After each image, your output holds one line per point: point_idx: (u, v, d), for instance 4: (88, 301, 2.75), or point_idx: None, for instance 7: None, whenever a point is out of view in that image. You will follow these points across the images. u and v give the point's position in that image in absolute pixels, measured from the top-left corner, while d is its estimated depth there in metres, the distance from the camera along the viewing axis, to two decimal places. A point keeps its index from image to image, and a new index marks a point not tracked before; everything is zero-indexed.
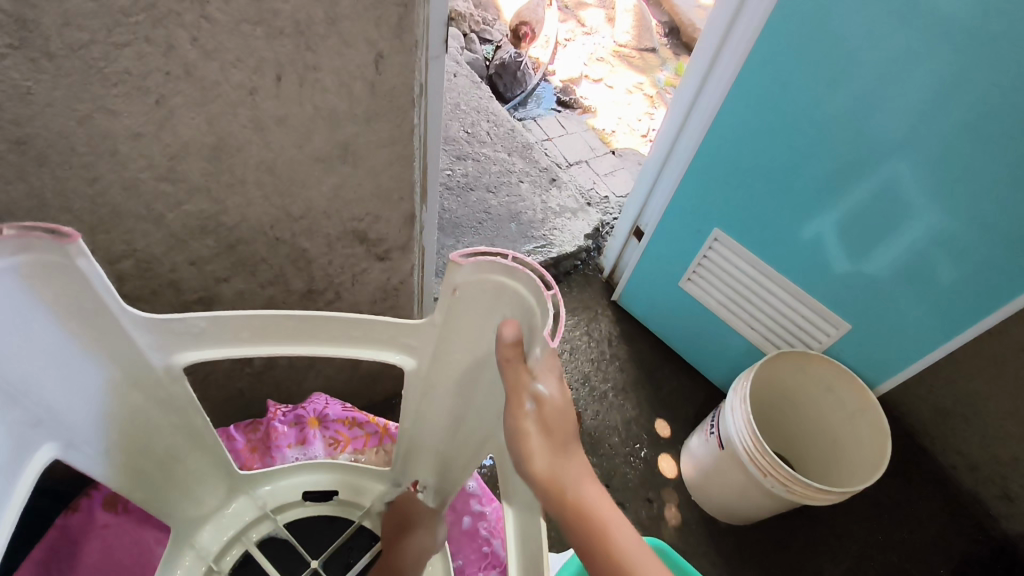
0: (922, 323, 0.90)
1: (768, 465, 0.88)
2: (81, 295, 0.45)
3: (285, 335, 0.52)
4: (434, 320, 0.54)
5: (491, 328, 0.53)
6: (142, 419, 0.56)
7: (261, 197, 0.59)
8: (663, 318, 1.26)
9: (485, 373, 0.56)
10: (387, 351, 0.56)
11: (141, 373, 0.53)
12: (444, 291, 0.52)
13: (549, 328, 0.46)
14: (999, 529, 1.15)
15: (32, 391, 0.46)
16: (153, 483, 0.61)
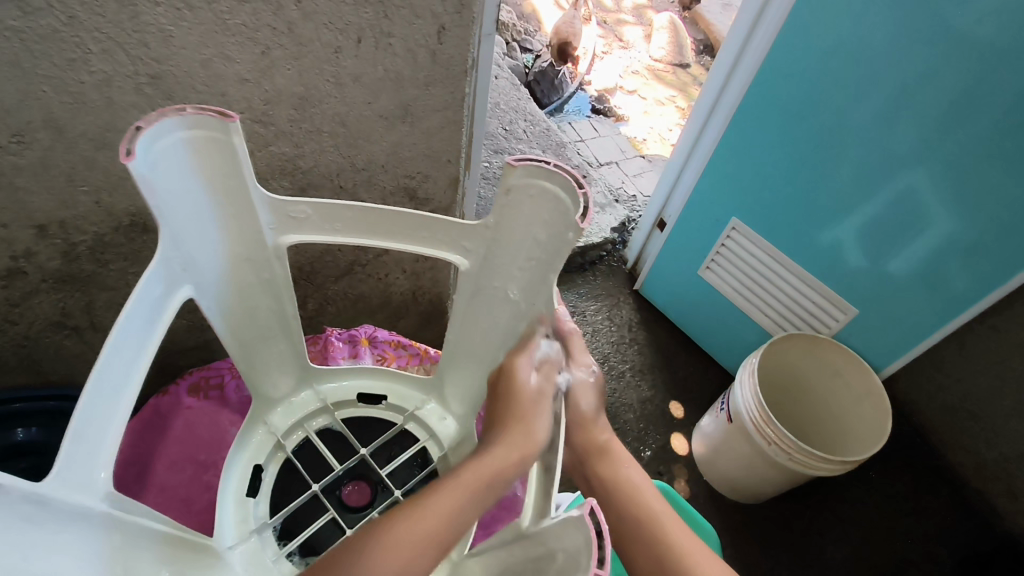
0: (920, 313, 0.96)
1: (771, 432, 0.95)
2: (228, 172, 0.48)
3: (367, 229, 0.53)
4: (486, 224, 0.54)
5: (537, 237, 0.52)
6: (247, 301, 0.58)
7: (333, 147, 0.69)
8: (682, 306, 1.33)
9: (535, 285, 0.55)
10: (446, 252, 0.56)
11: (256, 254, 0.55)
12: (498, 193, 0.51)
13: (583, 218, 0.46)
14: (1002, 526, 1.19)
15: (179, 248, 0.48)
16: (241, 362, 0.61)
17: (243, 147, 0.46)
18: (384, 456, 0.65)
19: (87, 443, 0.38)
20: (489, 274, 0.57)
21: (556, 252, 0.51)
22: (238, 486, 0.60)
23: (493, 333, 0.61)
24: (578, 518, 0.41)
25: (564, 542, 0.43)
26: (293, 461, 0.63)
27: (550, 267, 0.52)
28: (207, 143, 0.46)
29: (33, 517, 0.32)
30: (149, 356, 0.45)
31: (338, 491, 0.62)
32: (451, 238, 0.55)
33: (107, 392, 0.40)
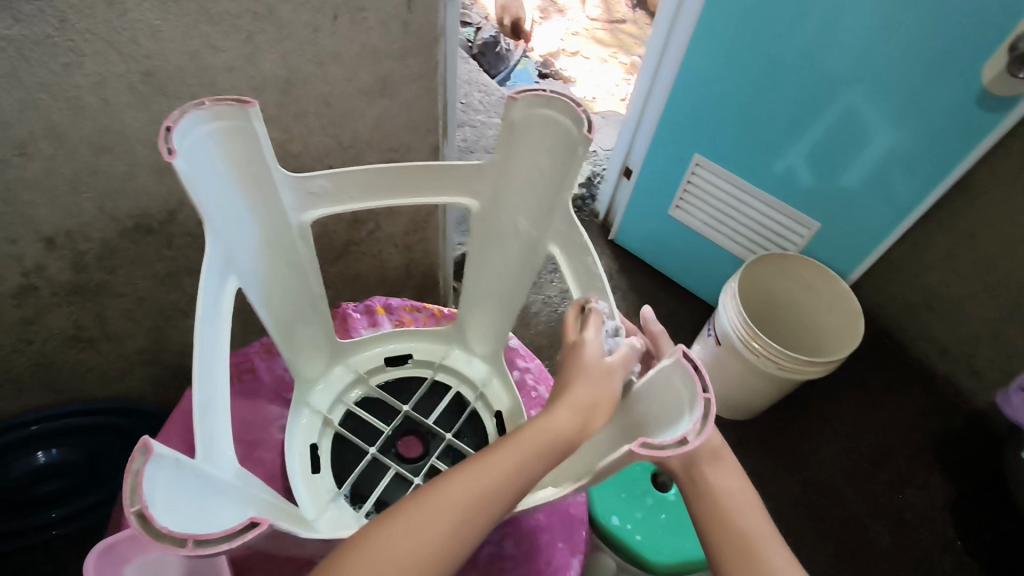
0: (874, 221, 1.04)
1: (759, 345, 1.02)
2: (250, 159, 0.49)
3: (388, 188, 0.55)
4: (491, 161, 0.57)
5: (541, 167, 0.56)
6: (280, 286, 0.59)
7: (319, 127, 0.71)
8: (657, 248, 1.39)
9: (541, 216, 0.59)
10: (457, 196, 0.60)
11: (281, 238, 0.56)
12: (502, 129, 0.55)
13: (588, 129, 0.49)
14: (970, 405, 1.30)
15: (222, 243, 0.48)
16: (286, 353, 0.62)
17: (265, 130, 0.47)
18: (426, 408, 0.68)
19: (208, 423, 0.41)
20: (500, 211, 0.61)
21: (562, 172, 0.54)
22: (301, 463, 0.61)
23: (507, 270, 0.66)
24: (673, 363, 0.46)
25: (667, 396, 0.47)
26: (343, 431, 0.65)
27: (559, 188, 0.55)
28: (229, 135, 0.46)
29: (205, 487, 0.38)
30: (226, 350, 0.46)
31: (394, 448, 0.64)
32: (462, 181, 0.58)
33: (207, 387, 0.42)
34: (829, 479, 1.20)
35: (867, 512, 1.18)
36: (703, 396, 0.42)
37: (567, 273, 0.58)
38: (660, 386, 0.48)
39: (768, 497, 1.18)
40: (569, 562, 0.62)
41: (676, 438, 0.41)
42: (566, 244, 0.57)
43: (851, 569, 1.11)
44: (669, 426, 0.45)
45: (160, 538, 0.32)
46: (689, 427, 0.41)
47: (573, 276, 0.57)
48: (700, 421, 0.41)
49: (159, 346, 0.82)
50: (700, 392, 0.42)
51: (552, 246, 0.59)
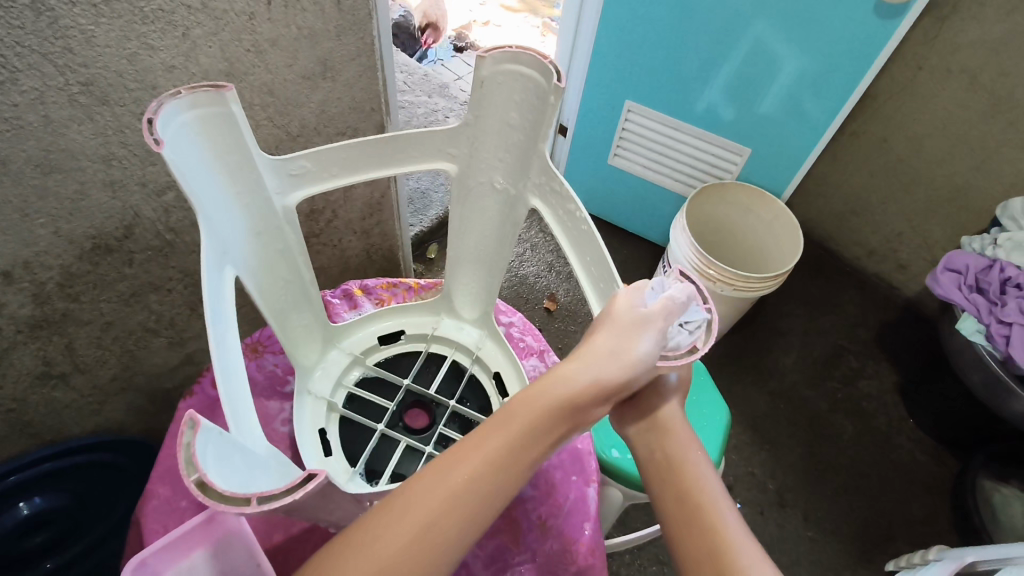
0: (798, 141, 1.10)
1: (714, 271, 1.08)
2: (231, 147, 0.47)
3: (368, 161, 0.55)
4: (465, 122, 0.56)
5: (510, 121, 0.56)
6: (275, 276, 0.57)
7: (266, 119, 0.70)
8: (603, 198, 1.43)
9: (518, 170, 0.59)
10: (433, 160, 0.59)
11: (267, 226, 0.54)
12: (472, 88, 0.54)
13: (557, 79, 0.49)
14: (900, 296, 1.43)
15: (213, 232, 0.47)
16: (285, 338, 0.61)
17: (243, 114, 0.45)
18: (426, 379, 0.68)
19: (236, 404, 0.41)
20: (476, 170, 0.60)
21: (534, 126, 0.54)
22: (314, 448, 0.60)
23: (487, 230, 0.66)
24: (675, 284, 0.52)
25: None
26: (350, 412, 0.63)
27: (534, 140, 0.55)
28: (206, 122, 0.45)
29: (246, 459, 0.37)
30: (236, 336, 0.45)
31: (400, 422, 0.64)
32: (437, 146, 0.58)
33: (229, 372, 0.42)
34: (792, 385, 1.30)
35: (828, 407, 1.28)
36: (706, 306, 0.49)
37: (548, 222, 0.57)
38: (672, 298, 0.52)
39: (741, 411, 1.26)
40: (584, 492, 0.63)
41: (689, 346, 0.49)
42: (545, 194, 0.58)
43: (824, 461, 1.22)
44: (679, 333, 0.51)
45: (224, 499, 0.31)
46: (698, 336, 0.49)
47: (555, 224, 0.57)
48: (704, 328, 0.49)
49: (131, 370, 0.80)
50: (703, 304, 0.49)
51: (532, 199, 0.59)
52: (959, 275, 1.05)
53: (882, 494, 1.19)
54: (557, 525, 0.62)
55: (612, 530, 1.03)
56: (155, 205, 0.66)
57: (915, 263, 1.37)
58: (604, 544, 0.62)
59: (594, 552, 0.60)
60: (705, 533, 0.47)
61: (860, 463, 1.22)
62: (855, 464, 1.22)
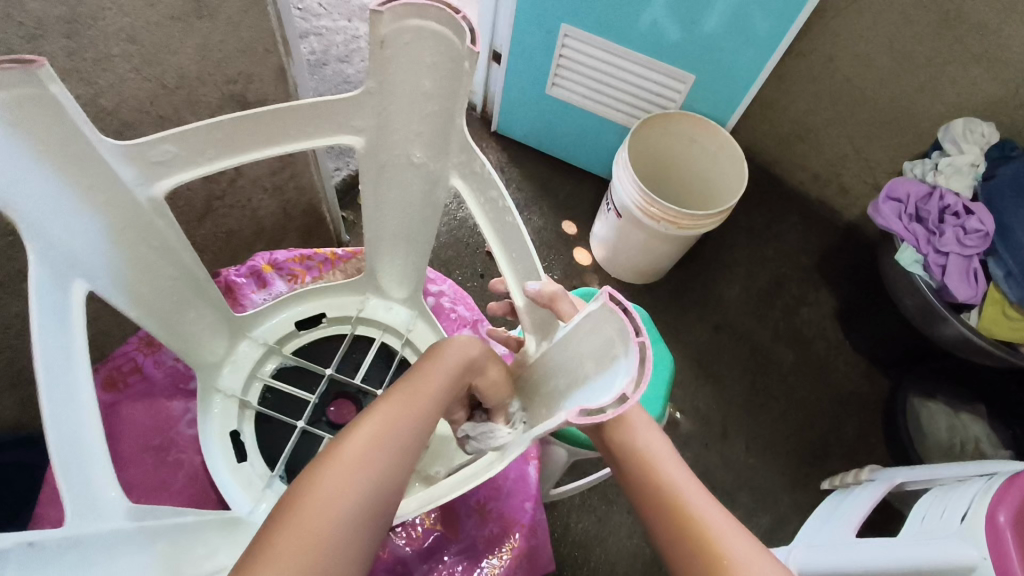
0: (746, 63, 1.03)
1: (658, 210, 1.04)
2: (61, 136, 0.39)
3: (251, 141, 0.45)
4: (369, 91, 0.46)
5: (424, 90, 0.47)
6: (150, 277, 0.49)
7: (133, 71, 0.59)
8: (543, 131, 1.34)
9: (439, 142, 0.50)
10: (335, 137, 0.49)
11: (132, 218, 0.46)
12: (371, 49, 0.44)
13: (472, 41, 0.42)
14: (841, 220, 1.43)
15: (45, 241, 0.39)
16: (170, 339, 0.54)
17: (71, 101, 0.37)
18: (351, 366, 0.62)
19: (73, 457, 0.34)
20: (389, 145, 0.50)
21: (447, 94, 0.46)
22: (224, 457, 0.56)
23: (410, 207, 0.56)
24: (600, 310, 0.41)
25: (601, 348, 0.42)
26: (265, 411, 0.58)
27: (451, 114, 0.47)
28: (19, 109, 0.36)
29: (81, 550, 0.31)
30: (84, 367, 0.37)
31: (324, 417, 0.59)
32: (340, 120, 0.48)
33: (67, 418, 0.35)
34: (736, 317, 1.31)
35: (771, 336, 1.30)
36: (639, 340, 0.37)
37: (473, 210, 0.50)
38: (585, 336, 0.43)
39: (688, 346, 1.26)
40: (525, 471, 0.61)
41: (615, 398, 0.37)
42: (468, 175, 0.50)
43: (765, 389, 1.24)
44: (602, 382, 0.41)
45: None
46: (625, 383, 0.37)
47: (479, 212, 0.50)
48: (637, 374, 0.36)
49: (20, 364, 0.71)
50: (635, 335, 0.37)
51: (453, 177, 0.51)
52: (900, 204, 1.03)
53: (820, 418, 1.23)
54: (497, 508, 0.60)
55: (563, 475, 1.04)
56: None
57: (857, 187, 1.36)
58: (546, 519, 0.61)
59: (535, 531, 0.59)
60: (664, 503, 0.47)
61: (801, 389, 1.25)
62: (796, 390, 1.25)
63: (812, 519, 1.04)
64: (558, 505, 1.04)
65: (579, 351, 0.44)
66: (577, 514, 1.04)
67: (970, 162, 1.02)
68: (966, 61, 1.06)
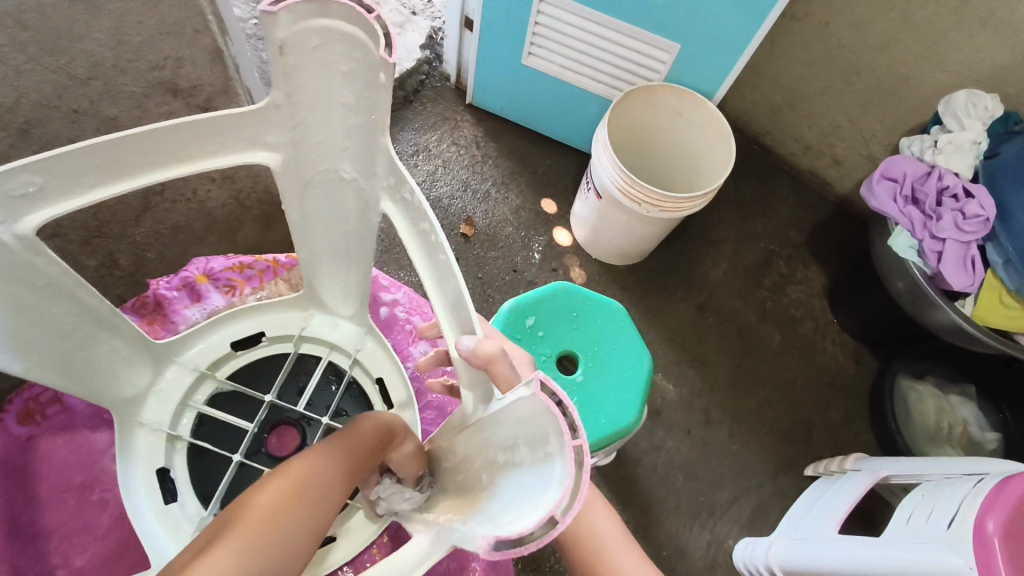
0: (733, 32, 0.95)
1: (639, 193, 0.97)
2: None
3: (136, 163, 0.42)
4: (276, 104, 0.43)
5: (345, 102, 0.42)
6: (39, 322, 0.47)
7: None
8: (519, 103, 1.26)
9: (365, 156, 0.45)
10: (245, 152, 0.46)
11: (2, 260, 0.41)
12: (271, 56, 0.40)
13: (386, 52, 0.37)
14: (833, 194, 1.37)
15: None
16: (65, 372, 0.52)
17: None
18: (294, 391, 0.68)
19: None
20: (311, 159, 0.47)
21: (371, 106, 0.42)
22: (149, 498, 0.60)
23: (344, 221, 0.52)
24: (530, 396, 0.36)
25: (532, 433, 0.37)
26: (200, 443, 0.63)
27: (373, 132, 0.43)
28: None
29: None
30: None
31: (264, 448, 0.64)
32: (247, 132, 0.44)
33: None
34: (722, 297, 1.26)
35: (758, 317, 1.25)
36: (573, 443, 0.33)
37: (402, 235, 0.45)
38: (521, 418, 0.38)
39: (672, 329, 1.22)
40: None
41: (543, 520, 0.33)
42: (399, 201, 0.45)
43: (751, 372, 1.21)
44: (536, 476, 0.36)
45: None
46: (556, 500, 0.33)
47: (410, 238, 0.45)
48: (571, 484, 0.32)
49: None
50: (569, 437, 0.33)
51: (385, 201, 0.46)
52: (896, 184, 0.97)
53: (805, 401, 1.20)
54: None
55: None
56: None
57: (850, 159, 1.29)
58: None
59: None
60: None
61: (788, 372, 1.22)
62: (782, 373, 1.22)
63: (795, 510, 1.01)
64: None
65: (515, 430, 0.40)
66: None
67: (973, 140, 0.96)
68: (972, 27, 0.99)
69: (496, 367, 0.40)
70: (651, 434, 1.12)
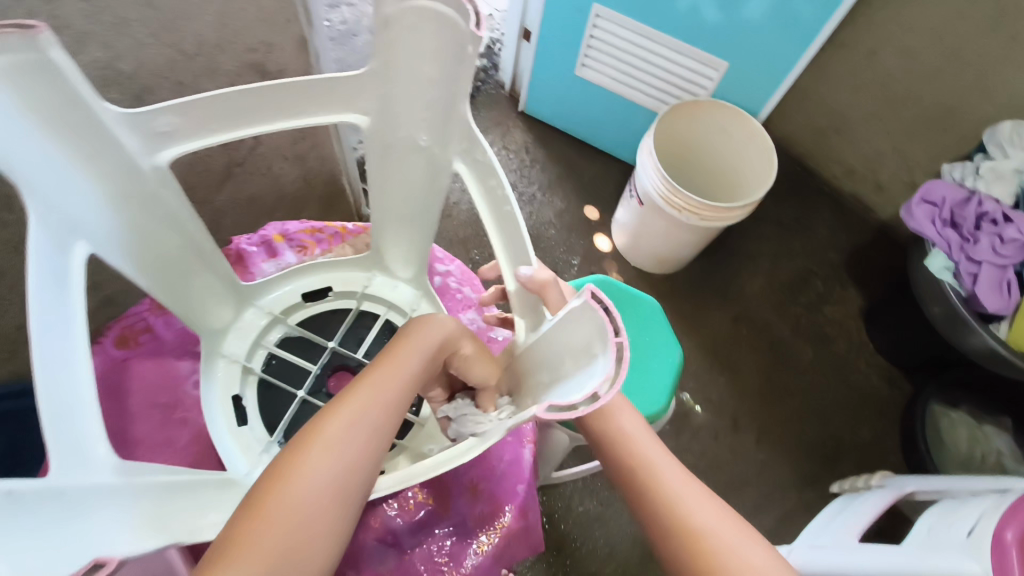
0: (782, 52, 1.00)
1: (680, 200, 1.02)
2: (62, 104, 0.38)
3: (258, 114, 0.46)
4: (373, 72, 0.48)
5: (428, 77, 0.48)
6: (154, 245, 0.50)
7: (150, 37, 0.59)
8: (570, 112, 1.32)
9: (442, 125, 0.51)
10: (343, 113, 0.51)
11: (135, 188, 0.46)
12: (377, 27, 0.45)
13: (477, 25, 0.43)
14: (875, 218, 1.38)
15: (42, 199, 0.38)
16: (171, 300, 0.54)
17: (69, 63, 0.36)
18: (354, 340, 0.64)
19: (67, 427, 0.33)
20: (395, 128, 0.52)
21: (453, 81, 0.48)
22: (225, 419, 0.57)
23: (414, 189, 0.58)
24: (582, 306, 0.40)
25: (579, 347, 0.41)
26: (268, 378, 0.60)
27: (453, 100, 0.49)
28: (18, 72, 0.35)
29: (70, 501, 0.29)
30: (82, 334, 0.37)
31: (324, 389, 0.60)
32: (349, 96, 0.49)
33: (61, 383, 0.34)
34: (756, 311, 1.28)
35: (791, 333, 1.27)
36: (615, 340, 0.36)
37: (473, 194, 0.52)
38: (568, 332, 0.43)
39: (705, 338, 1.24)
40: (519, 454, 0.61)
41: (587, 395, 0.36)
42: (470, 162, 0.52)
43: (782, 386, 1.22)
44: (578, 380, 0.40)
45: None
46: (599, 381, 0.36)
47: (479, 195, 0.51)
48: (610, 371, 0.36)
49: None
50: (613, 335, 0.36)
51: (456, 161, 0.53)
52: (935, 208, 0.99)
53: (835, 418, 1.21)
54: (490, 488, 0.60)
55: (566, 460, 1.04)
56: None
57: (893, 185, 1.31)
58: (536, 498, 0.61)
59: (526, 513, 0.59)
60: (636, 472, 0.46)
61: (819, 388, 1.23)
62: (813, 389, 1.23)
63: (816, 520, 1.02)
64: (561, 486, 1.05)
65: (562, 349, 0.44)
66: (579, 498, 1.04)
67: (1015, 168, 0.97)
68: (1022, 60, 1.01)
69: (549, 290, 0.46)
70: (677, 436, 1.15)
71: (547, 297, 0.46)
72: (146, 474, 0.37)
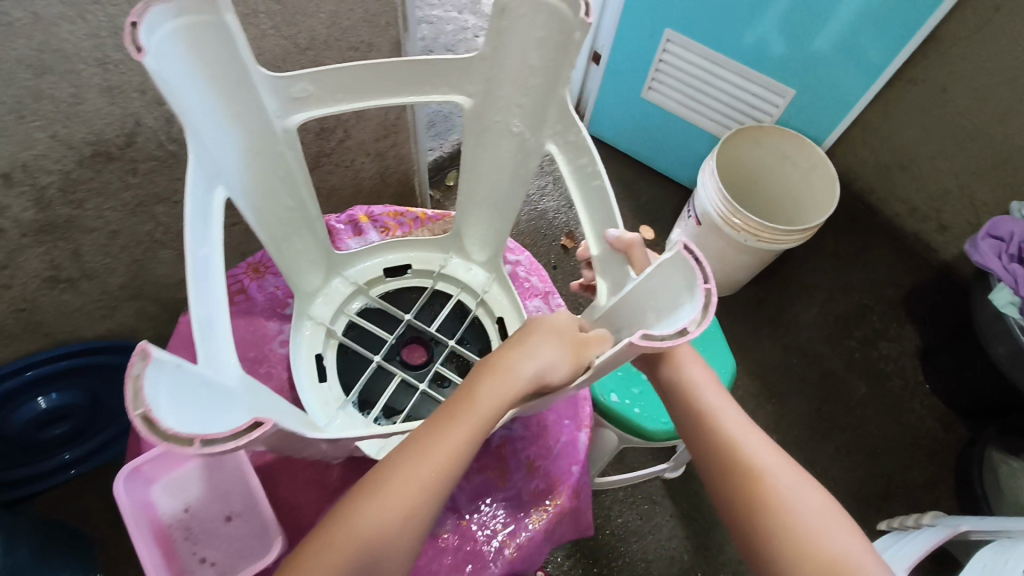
0: (849, 82, 1.02)
1: (740, 220, 1.03)
2: (224, 63, 0.45)
3: (375, 88, 0.53)
4: (482, 56, 0.54)
5: (531, 65, 0.54)
6: (273, 202, 0.56)
7: (272, 28, 0.65)
8: (633, 135, 1.36)
9: (537, 111, 0.56)
10: (450, 94, 0.57)
11: (266, 145, 0.53)
12: (492, 15, 0.51)
13: (585, 14, 0.48)
14: (937, 259, 1.36)
15: (200, 140, 0.45)
16: (279, 258, 0.60)
17: (237, 25, 0.43)
18: (427, 317, 0.68)
19: (209, 332, 0.38)
20: (493, 110, 0.58)
21: (555, 69, 0.53)
22: (308, 373, 0.61)
23: (502, 169, 0.63)
24: (672, 257, 0.44)
25: (664, 300, 0.45)
26: (348, 342, 0.64)
27: (553, 86, 0.54)
28: (196, 29, 0.42)
29: (215, 392, 0.34)
30: (219, 259, 0.42)
31: (398, 356, 0.64)
32: (454, 78, 0.55)
33: (205, 295, 0.40)
34: (809, 341, 1.27)
35: (844, 366, 1.26)
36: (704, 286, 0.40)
37: (564, 172, 0.57)
38: (654, 286, 0.47)
39: (755, 363, 1.24)
40: (576, 437, 0.63)
41: (676, 329, 0.39)
42: (562, 145, 0.57)
43: (832, 418, 1.20)
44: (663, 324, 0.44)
45: (168, 440, 0.28)
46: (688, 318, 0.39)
47: (569, 174, 0.56)
48: (699, 311, 0.39)
49: (141, 280, 0.79)
50: (701, 281, 0.40)
51: (549, 144, 0.58)
52: (1001, 243, 0.99)
53: (886, 455, 1.18)
54: (546, 466, 0.62)
55: (608, 468, 1.05)
56: (157, 114, 0.60)
57: (958, 226, 1.29)
58: (587, 483, 0.63)
59: (578, 493, 0.61)
60: (705, 422, 0.51)
61: (871, 424, 1.21)
62: (864, 423, 1.21)
63: None
64: (601, 495, 1.05)
65: (645, 304, 0.48)
66: (618, 508, 1.05)
67: None
68: None
69: (636, 253, 0.52)
70: None
71: (635, 259, 0.51)
72: (259, 391, 0.42)
